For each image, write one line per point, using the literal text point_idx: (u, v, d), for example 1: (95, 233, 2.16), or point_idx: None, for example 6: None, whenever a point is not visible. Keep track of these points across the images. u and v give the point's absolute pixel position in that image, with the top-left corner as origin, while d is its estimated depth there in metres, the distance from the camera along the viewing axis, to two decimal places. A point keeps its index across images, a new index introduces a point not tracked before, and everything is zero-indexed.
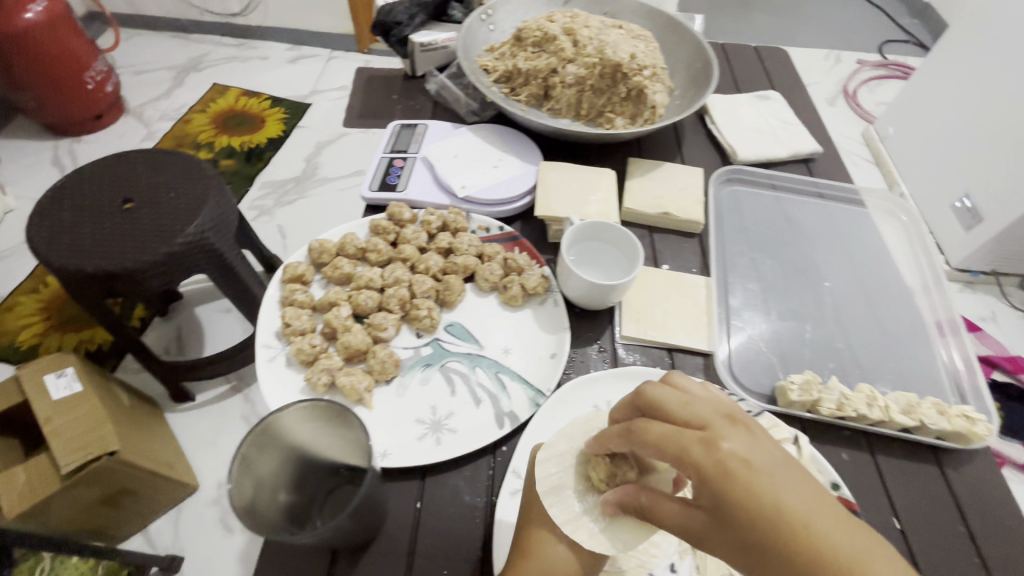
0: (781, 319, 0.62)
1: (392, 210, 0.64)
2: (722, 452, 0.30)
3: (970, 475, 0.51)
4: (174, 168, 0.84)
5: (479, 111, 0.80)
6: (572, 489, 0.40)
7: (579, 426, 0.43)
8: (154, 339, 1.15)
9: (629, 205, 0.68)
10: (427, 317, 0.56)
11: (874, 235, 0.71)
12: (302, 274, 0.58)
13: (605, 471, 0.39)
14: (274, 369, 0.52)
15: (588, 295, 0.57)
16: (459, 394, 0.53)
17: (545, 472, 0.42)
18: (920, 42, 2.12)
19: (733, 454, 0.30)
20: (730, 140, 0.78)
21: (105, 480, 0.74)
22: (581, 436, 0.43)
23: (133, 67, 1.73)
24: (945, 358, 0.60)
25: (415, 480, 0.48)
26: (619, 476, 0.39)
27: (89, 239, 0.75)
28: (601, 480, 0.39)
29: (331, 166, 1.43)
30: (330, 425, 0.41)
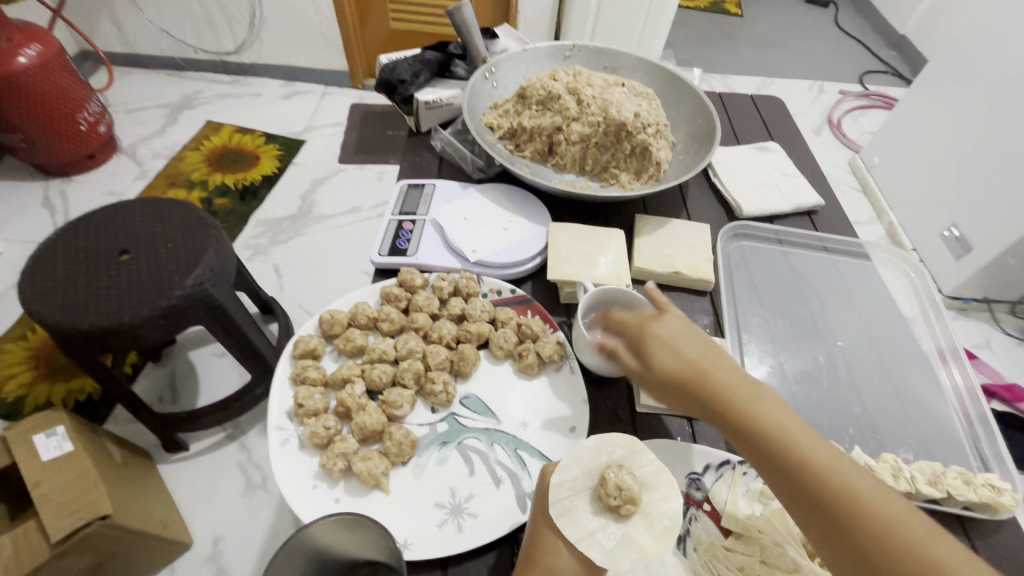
0: (796, 380, 0.62)
1: (403, 276, 0.63)
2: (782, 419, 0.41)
3: (999, 546, 0.50)
4: (172, 219, 0.83)
5: (485, 168, 0.80)
6: (585, 510, 0.41)
7: (588, 451, 0.43)
8: (146, 387, 1.12)
9: (639, 264, 0.68)
10: (442, 391, 0.55)
11: (882, 290, 0.72)
12: (314, 348, 0.57)
13: (613, 487, 0.40)
14: (287, 454, 0.51)
15: (605, 364, 0.56)
16: (478, 474, 0.51)
17: (558, 496, 0.42)
18: (898, 73, 2.20)
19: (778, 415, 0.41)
20: (735, 195, 0.79)
21: (96, 546, 0.71)
22: (590, 461, 0.43)
23: (125, 105, 1.73)
24: (947, 383, 0.63)
25: (437, 573, 0.46)
26: (628, 490, 0.39)
27: (84, 295, 0.73)
28: (610, 498, 0.40)
29: (327, 204, 1.46)
30: (354, 535, 0.40)
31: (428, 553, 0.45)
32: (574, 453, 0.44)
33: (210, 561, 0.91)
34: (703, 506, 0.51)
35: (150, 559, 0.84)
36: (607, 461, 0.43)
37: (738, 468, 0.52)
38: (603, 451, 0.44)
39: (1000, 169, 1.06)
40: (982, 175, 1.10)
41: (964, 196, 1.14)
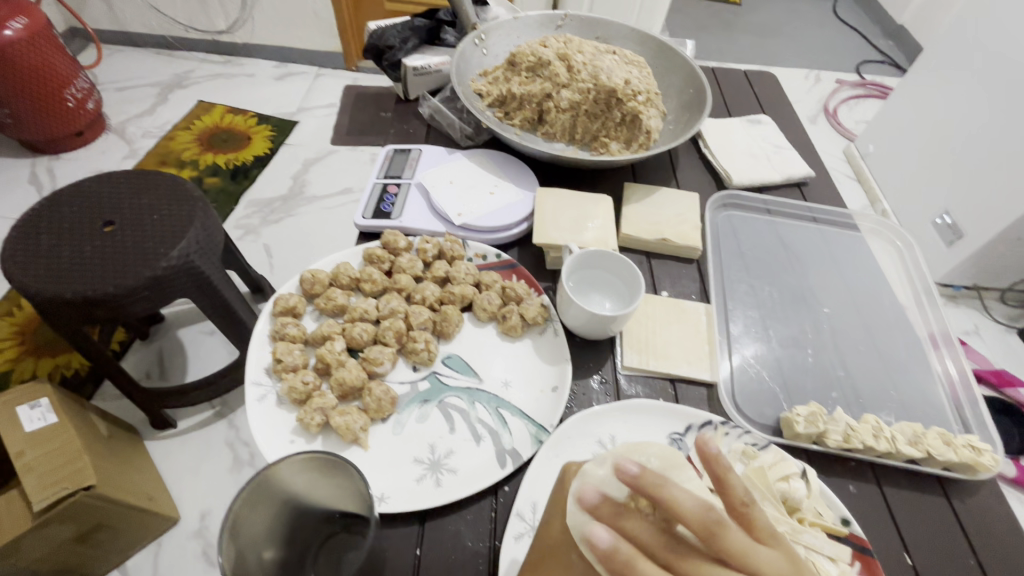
0: (781, 346, 0.62)
1: (387, 238, 0.62)
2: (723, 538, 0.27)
3: (978, 507, 0.50)
4: (157, 189, 0.82)
5: (473, 135, 0.79)
6: None
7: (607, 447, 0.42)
8: (133, 363, 1.11)
9: (626, 231, 0.68)
10: (424, 350, 0.55)
11: (870, 261, 0.72)
12: (294, 306, 0.56)
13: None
14: (265, 409, 0.50)
15: (588, 325, 0.56)
16: (458, 431, 0.51)
17: (565, 492, 0.41)
18: (896, 63, 2.19)
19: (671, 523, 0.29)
20: (725, 166, 0.78)
21: (80, 517, 0.71)
22: None
23: (114, 82, 1.70)
24: (940, 372, 0.61)
25: (414, 526, 0.46)
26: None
27: (65, 264, 0.72)
28: None
29: (319, 184, 1.44)
30: (325, 475, 0.39)
31: (404, 507, 0.45)
32: (600, 459, 0.37)
33: (197, 536, 0.90)
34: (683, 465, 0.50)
35: (135, 532, 0.84)
36: (638, 469, 0.37)
37: (721, 429, 0.51)
38: (638, 456, 0.37)
39: (993, 152, 1.06)
40: (973, 157, 1.10)
41: (956, 179, 1.14)
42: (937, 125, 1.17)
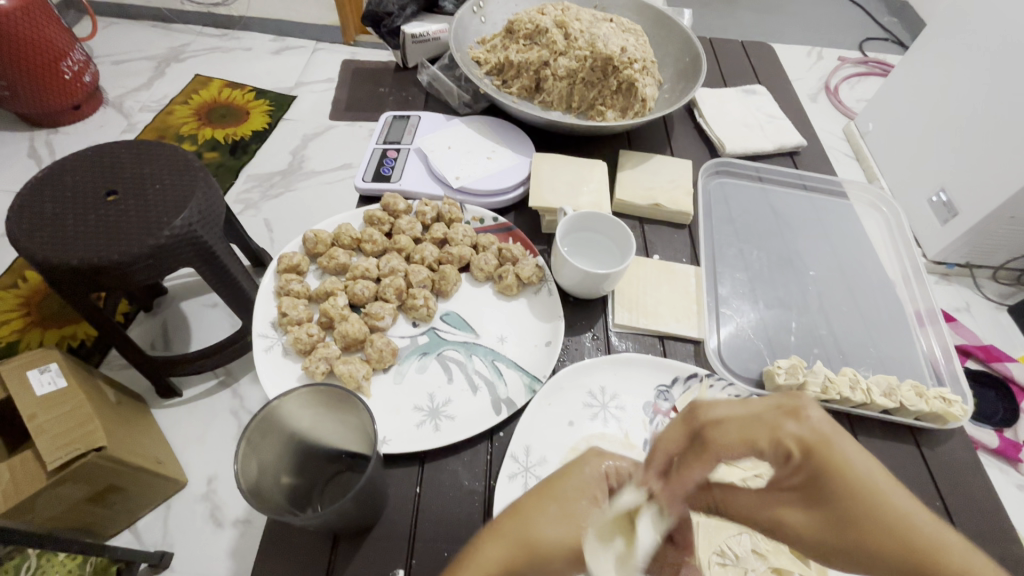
0: (767, 307, 0.64)
1: (386, 201, 0.64)
2: (809, 422, 0.32)
3: (944, 453, 0.54)
4: (160, 160, 0.83)
5: (471, 102, 0.80)
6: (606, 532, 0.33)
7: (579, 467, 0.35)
8: (140, 333, 1.14)
9: (620, 196, 0.69)
10: (423, 306, 0.57)
11: (857, 225, 0.74)
12: (297, 264, 0.59)
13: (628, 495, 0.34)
14: (271, 358, 0.53)
15: (581, 284, 0.57)
16: (456, 381, 0.54)
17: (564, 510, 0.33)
18: (899, 40, 2.15)
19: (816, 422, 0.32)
20: (719, 133, 0.79)
21: (92, 478, 0.74)
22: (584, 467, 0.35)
23: (110, 56, 1.68)
24: (925, 349, 0.62)
25: (414, 466, 0.49)
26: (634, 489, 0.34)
27: (71, 233, 0.73)
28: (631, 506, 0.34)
29: (318, 160, 1.45)
30: (330, 410, 0.42)
31: (404, 447, 0.48)
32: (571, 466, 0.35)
33: (205, 499, 0.94)
34: (670, 414, 0.53)
35: (146, 495, 0.88)
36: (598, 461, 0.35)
37: (705, 381, 0.54)
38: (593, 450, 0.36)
39: (982, 127, 1.06)
40: (966, 130, 1.09)
41: (950, 159, 1.13)
42: (931, 102, 1.16)
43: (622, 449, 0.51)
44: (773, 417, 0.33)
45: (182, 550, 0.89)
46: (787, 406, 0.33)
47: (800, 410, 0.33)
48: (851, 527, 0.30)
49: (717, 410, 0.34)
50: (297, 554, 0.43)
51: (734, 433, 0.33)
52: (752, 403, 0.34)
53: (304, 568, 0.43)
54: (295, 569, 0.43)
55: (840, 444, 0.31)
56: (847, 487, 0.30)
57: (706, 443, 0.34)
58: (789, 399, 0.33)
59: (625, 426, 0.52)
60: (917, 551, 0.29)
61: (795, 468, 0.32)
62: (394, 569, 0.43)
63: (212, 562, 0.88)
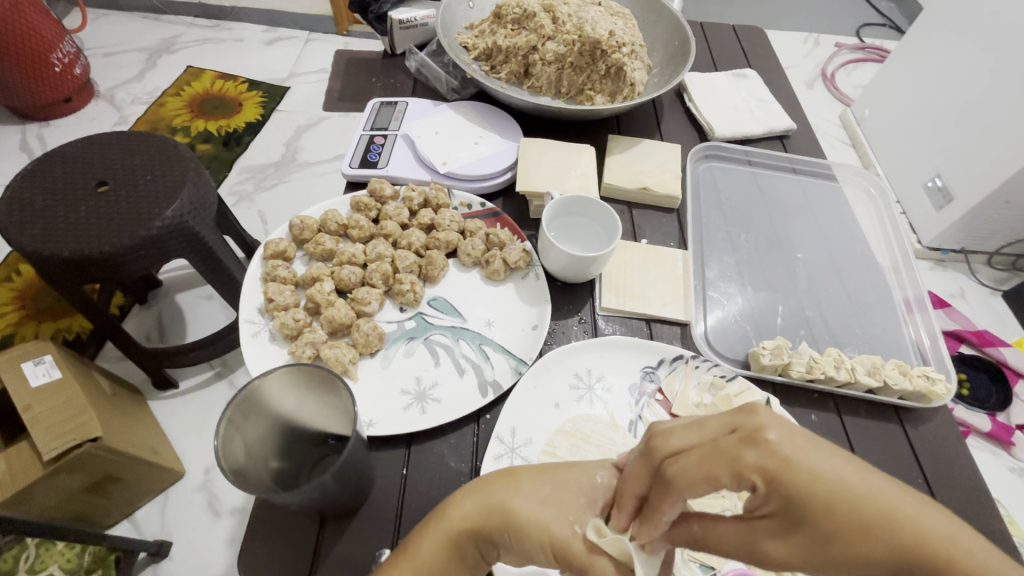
0: (755, 290, 0.65)
1: (373, 186, 0.64)
2: (768, 446, 0.28)
3: (929, 433, 0.54)
4: (148, 150, 0.82)
5: (459, 89, 0.80)
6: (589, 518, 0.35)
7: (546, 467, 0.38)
8: (135, 325, 1.14)
9: (608, 181, 0.69)
10: (410, 291, 0.57)
11: (845, 208, 0.74)
12: (284, 250, 0.59)
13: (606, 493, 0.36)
14: (258, 344, 0.53)
15: (568, 267, 0.57)
16: (442, 365, 0.54)
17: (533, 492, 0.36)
18: (896, 26, 2.13)
19: (776, 440, 0.28)
20: (708, 118, 0.79)
21: (88, 468, 0.74)
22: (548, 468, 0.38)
23: (101, 48, 1.67)
24: (913, 337, 0.62)
25: (400, 449, 0.49)
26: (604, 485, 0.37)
27: (62, 223, 0.73)
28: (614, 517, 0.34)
29: (311, 151, 1.45)
30: (313, 391, 0.42)
31: (389, 430, 0.48)
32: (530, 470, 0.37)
33: (201, 489, 0.94)
34: (656, 395, 0.53)
35: (143, 486, 0.88)
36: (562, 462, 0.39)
37: (691, 363, 0.54)
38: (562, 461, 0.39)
39: (975, 111, 1.05)
40: (959, 114, 1.08)
41: (944, 143, 1.12)
42: (925, 86, 1.16)
43: (608, 430, 0.51)
44: (730, 447, 0.29)
45: (179, 539, 0.89)
46: (741, 429, 0.29)
47: (759, 431, 0.29)
48: (837, 545, 0.27)
49: (674, 440, 0.31)
50: (285, 535, 0.44)
51: (698, 473, 0.29)
52: (706, 426, 0.31)
53: (292, 548, 0.43)
54: (283, 549, 0.43)
55: (807, 459, 0.28)
56: (822, 507, 0.27)
57: (669, 485, 0.30)
58: (743, 420, 0.30)
59: (610, 408, 0.52)
60: (904, 536, 0.27)
61: (764, 498, 0.28)
62: (380, 549, 0.44)
63: (209, 551, 0.89)
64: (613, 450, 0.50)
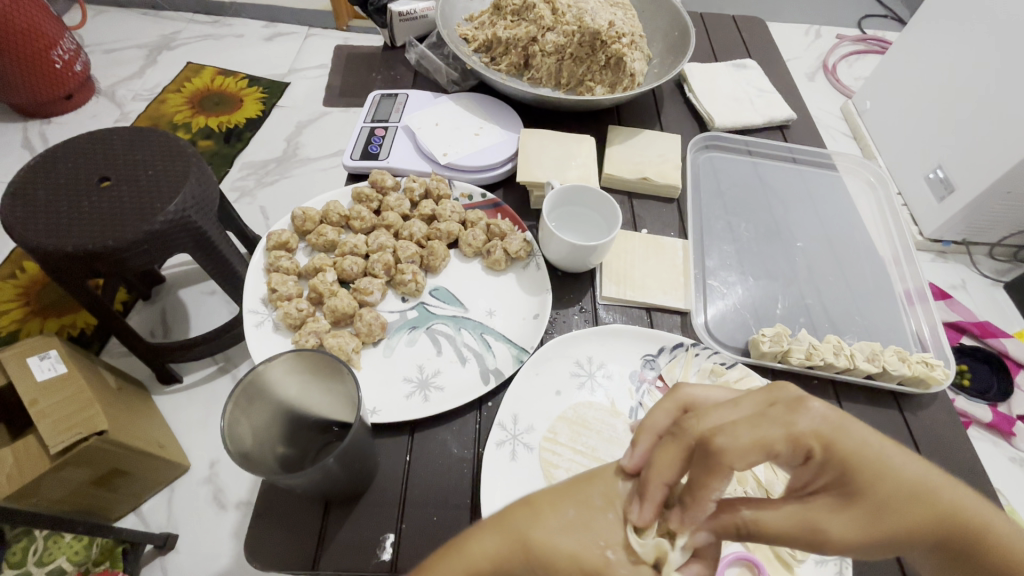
0: (755, 279, 0.65)
1: (374, 177, 0.64)
2: (816, 412, 0.30)
3: (928, 418, 0.54)
4: (151, 145, 0.83)
5: (459, 81, 0.81)
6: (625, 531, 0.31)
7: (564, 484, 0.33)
8: (139, 321, 1.15)
9: (609, 171, 0.69)
10: (412, 281, 0.57)
11: (845, 197, 0.75)
12: (287, 241, 0.59)
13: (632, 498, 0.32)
14: (262, 334, 0.54)
15: (569, 257, 0.58)
16: (445, 353, 0.54)
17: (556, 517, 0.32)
18: (898, 17, 2.12)
19: (819, 407, 0.30)
20: (708, 108, 0.79)
21: (95, 461, 0.76)
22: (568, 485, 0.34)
23: (101, 45, 1.67)
24: (913, 329, 0.62)
25: (403, 435, 0.49)
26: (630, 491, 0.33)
27: (66, 217, 0.74)
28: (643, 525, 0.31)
29: (313, 146, 1.45)
30: (317, 376, 0.42)
31: (393, 416, 0.49)
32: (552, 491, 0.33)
33: (207, 482, 0.95)
34: (656, 382, 0.54)
35: (149, 479, 0.89)
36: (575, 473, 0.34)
37: (691, 350, 0.55)
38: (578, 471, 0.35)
39: (977, 101, 1.05)
40: (961, 105, 1.08)
41: (945, 134, 1.12)
42: (927, 76, 1.16)
43: (608, 417, 0.51)
44: (781, 415, 0.30)
45: (186, 532, 0.90)
46: (781, 401, 0.31)
47: (801, 402, 0.30)
48: (893, 506, 0.29)
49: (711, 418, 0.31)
50: (289, 519, 0.44)
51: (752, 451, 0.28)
52: (743, 402, 0.31)
53: (297, 532, 0.44)
54: (288, 534, 0.44)
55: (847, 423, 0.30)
56: (874, 468, 0.29)
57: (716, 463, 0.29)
58: (779, 393, 0.31)
59: (611, 395, 0.53)
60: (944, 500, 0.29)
61: (817, 468, 0.30)
62: (384, 534, 0.44)
63: (215, 542, 0.90)
64: (614, 436, 0.50)
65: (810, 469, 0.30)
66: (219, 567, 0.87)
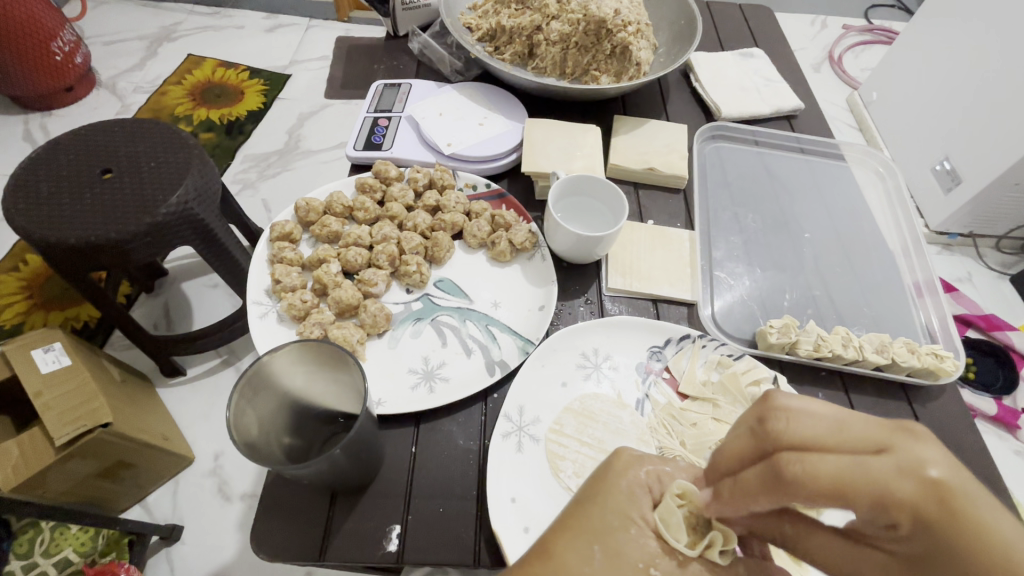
0: (762, 270, 0.64)
1: (378, 168, 0.64)
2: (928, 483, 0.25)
3: (937, 410, 0.54)
4: (154, 137, 0.82)
5: (463, 70, 0.80)
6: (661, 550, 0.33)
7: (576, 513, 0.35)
8: (142, 314, 1.15)
9: (614, 162, 0.68)
10: (416, 273, 0.57)
11: (854, 188, 0.74)
12: (290, 232, 0.59)
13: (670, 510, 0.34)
14: (267, 325, 0.53)
15: (574, 248, 0.57)
16: (450, 345, 0.54)
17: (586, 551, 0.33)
18: (906, 7, 2.09)
19: (939, 478, 0.25)
20: (714, 97, 0.78)
21: (100, 453, 0.75)
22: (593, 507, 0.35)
23: (101, 37, 1.66)
24: (923, 321, 0.61)
25: (409, 427, 0.49)
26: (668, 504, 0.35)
27: (68, 209, 0.73)
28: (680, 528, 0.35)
29: (314, 139, 1.44)
30: (323, 367, 0.42)
31: (398, 408, 0.49)
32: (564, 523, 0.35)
33: (212, 475, 0.95)
34: (663, 374, 0.54)
35: (154, 471, 0.90)
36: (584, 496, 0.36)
37: (698, 342, 0.54)
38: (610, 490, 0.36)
39: (985, 91, 1.03)
40: (969, 95, 1.07)
41: (953, 125, 1.10)
42: (935, 66, 1.14)
43: (615, 408, 0.51)
44: (881, 471, 0.26)
45: (191, 523, 0.91)
46: (891, 453, 0.26)
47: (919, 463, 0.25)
48: None
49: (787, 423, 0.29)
50: (295, 509, 0.44)
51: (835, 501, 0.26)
52: (847, 430, 0.28)
53: (302, 522, 0.44)
54: (294, 525, 0.44)
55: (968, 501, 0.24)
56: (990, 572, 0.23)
57: (783, 491, 0.28)
58: (899, 443, 0.26)
59: (617, 386, 0.53)
60: None
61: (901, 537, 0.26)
62: (391, 525, 0.44)
63: (220, 533, 0.90)
64: (620, 427, 0.50)
65: (897, 534, 0.27)
66: (224, 559, 0.88)
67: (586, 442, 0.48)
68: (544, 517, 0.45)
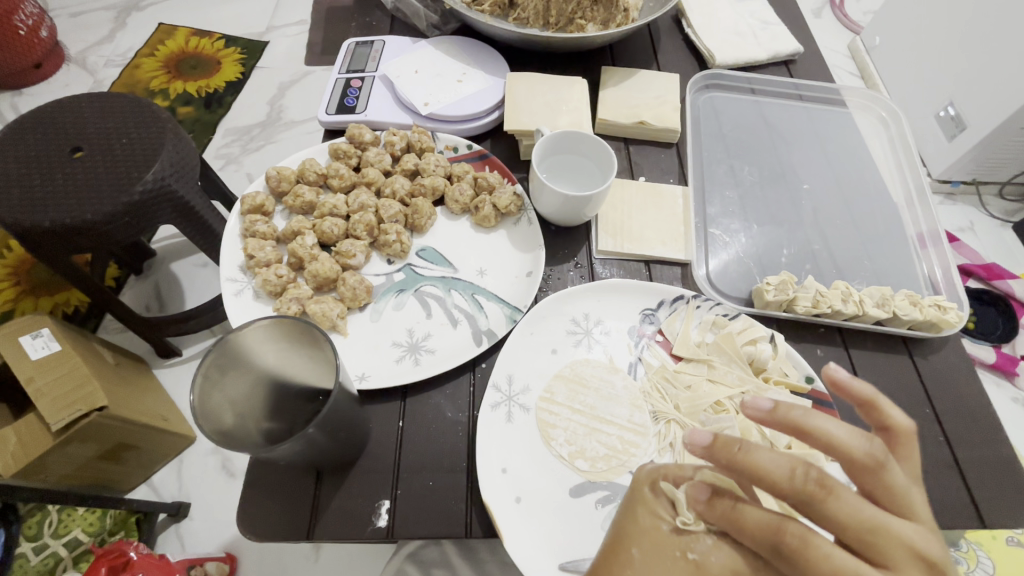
0: (758, 226, 0.62)
1: (352, 132, 0.60)
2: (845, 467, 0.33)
3: (938, 362, 0.53)
4: (123, 110, 0.78)
5: (440, 24, 0.75)
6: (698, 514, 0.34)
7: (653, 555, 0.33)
8: (133, 297, 1.13)
9: (602, 116, 0.65)
10: (396, 242, 0.54)
11: (855, 135, 0.70)
12: (262, 204, 0.56)
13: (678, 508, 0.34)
14: (243, 302, 0.51)
15: (561, 210, 0.55)
16: (434, 316, 0.52)
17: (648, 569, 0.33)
18: None
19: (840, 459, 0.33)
20: (708, 44, 0.73)
21: (99, 437, 0.75)
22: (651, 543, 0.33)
23: (67, 8, 1.57)
24: (925, 273, 0.59)
25: (396, 401, 0.48)
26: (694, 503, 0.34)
27: (40, 192, 0.70)
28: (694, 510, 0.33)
29: (297, 109, 1.39)
30: (295, 344, 0.40)
31: (382, 382, 0.47)
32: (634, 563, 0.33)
33: (215, 453, 0.95)
34: (656, 337, 0.52)
35: (159, 451, 0.89)
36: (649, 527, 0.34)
37: (692, 303, 0.52)
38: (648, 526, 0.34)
39: (994, 28, 0.97)
40: (978, 34, 1.01)
41: (959, 68, 1.05)
42: (944, 3, 1.07)
43: (607, 373, 0.50)
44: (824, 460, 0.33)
45: (197, 501, 0.91)
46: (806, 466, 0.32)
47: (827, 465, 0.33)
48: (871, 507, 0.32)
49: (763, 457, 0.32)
50: (280, 489, 0.43)
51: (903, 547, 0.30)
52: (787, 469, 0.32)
53: (287, 499, 0.43)
54: (281, 505, 0.43)
55: (754, 454, 0.32)
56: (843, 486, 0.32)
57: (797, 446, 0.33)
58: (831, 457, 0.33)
59: (609, 351, 0.51)
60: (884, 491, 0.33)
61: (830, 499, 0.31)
62: (379, 501, 0.43)
63: (223, 510, 0.90)
64: (613, 392, 0.49)
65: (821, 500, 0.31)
66: (229, 535, 0.88)
67: (576, 410, 0.47)
68: (538, 486, 0.44)
